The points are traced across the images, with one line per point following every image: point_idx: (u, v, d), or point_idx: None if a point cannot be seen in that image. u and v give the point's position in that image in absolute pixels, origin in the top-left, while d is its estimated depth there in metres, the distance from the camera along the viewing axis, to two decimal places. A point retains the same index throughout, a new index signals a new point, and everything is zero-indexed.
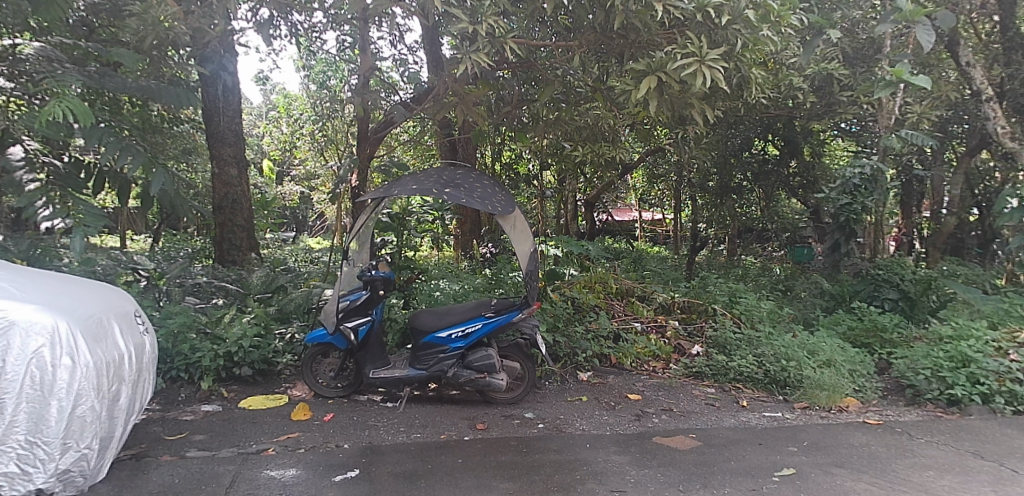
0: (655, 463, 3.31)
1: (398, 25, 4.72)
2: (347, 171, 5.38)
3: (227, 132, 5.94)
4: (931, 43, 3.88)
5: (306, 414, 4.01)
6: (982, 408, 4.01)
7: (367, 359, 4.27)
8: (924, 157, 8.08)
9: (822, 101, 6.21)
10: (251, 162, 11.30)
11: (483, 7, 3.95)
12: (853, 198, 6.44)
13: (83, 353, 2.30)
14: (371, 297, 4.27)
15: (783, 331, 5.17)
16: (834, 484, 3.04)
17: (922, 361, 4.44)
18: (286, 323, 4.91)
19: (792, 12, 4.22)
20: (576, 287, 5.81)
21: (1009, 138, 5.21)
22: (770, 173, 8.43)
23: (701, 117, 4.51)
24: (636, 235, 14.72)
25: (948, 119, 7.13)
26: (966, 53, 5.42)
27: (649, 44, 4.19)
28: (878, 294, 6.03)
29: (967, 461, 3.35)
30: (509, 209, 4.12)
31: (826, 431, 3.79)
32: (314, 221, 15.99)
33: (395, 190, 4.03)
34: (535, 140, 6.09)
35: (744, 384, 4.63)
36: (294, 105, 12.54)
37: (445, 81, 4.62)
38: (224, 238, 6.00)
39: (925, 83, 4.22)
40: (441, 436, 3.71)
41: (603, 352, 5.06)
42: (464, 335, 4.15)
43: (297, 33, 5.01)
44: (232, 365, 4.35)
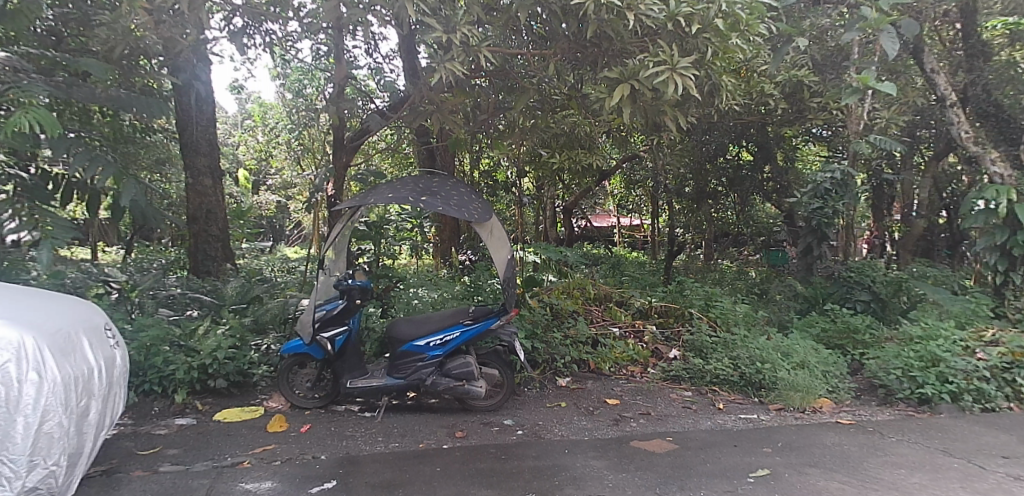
0: (633, 467, 3.32)
1: (373, 34, 4.73)
2: (322, 180, 5.35)
3: (201, 141, 5.88)
4: (895, 51, 4.08)
5: (282, 425, 3.96)
6: (951, 406, 4.09)
7: (344, 369, 4.23)
8: (894, 161, 8.29)
9: (792, 108, 6.30)
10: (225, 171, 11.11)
11: (456, 16, 4.00)
12: (824, 203, 6.57)
13: (50, 367, 2.26)
14: (348, 306, 4.25)
15: (758, 334, 5.23)
16: (808, 484, 3.08)
17: (893, 362, 4.52)
18: (262, 334, 4.85)
19: (761, 21, 4.30)
20: (555, 294, 5.82)
21: (972, 142, 5.45)
22: (745, 179, 8.54)
23: (673, 124, 4.59)
24: (615, 241, 14.83)
25: (914, 124, 7.30)
26: (931, 59, 5.54)
27: (623, 53, 4.25)
28: (849, 296, 6.14)
29: (936, 458, 3.41)
30: (486, 216, 4.12)
31: (800, 432, 3.84)
32: (290, 231, 15.75)
33: (370, 199, 4.03)
34: (512, 147, 6.10)
35: (720, 387, 4.67)
36: (271, 114, 12.47)
37: (421, 89, 4.61)
38: (198, 249, 5.92)
39: (891, 90, 4.37)
40: (420, 444, 3.69)
41: (582, 358, 5.08)
42: (443, 343, 4.14)
43: (272, 43, 4.99)
44: (206, 378, 4.29)
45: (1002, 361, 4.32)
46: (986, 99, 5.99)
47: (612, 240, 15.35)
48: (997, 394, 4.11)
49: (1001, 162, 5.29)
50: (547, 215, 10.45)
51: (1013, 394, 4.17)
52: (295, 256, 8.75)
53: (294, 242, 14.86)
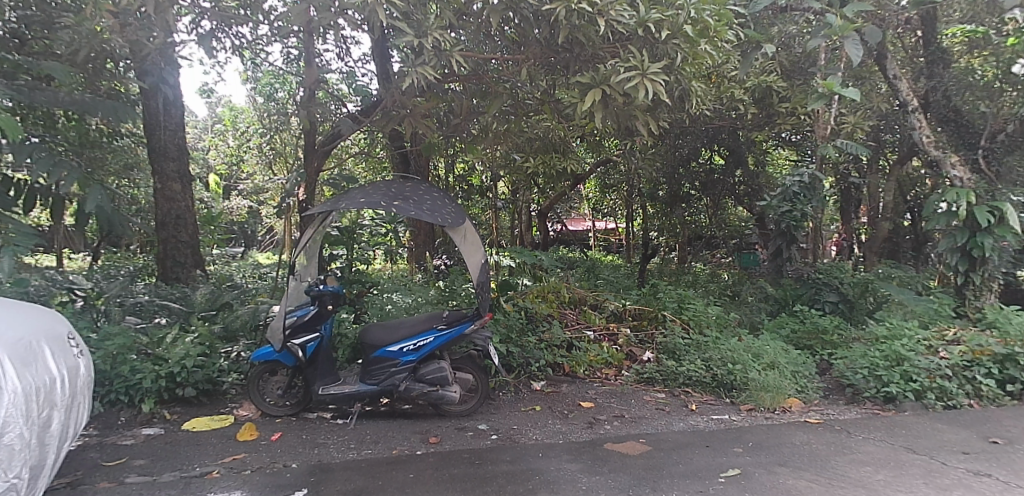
0: (606, 469, 3.34)
1: (344, 38, 4.71)
2: (293, 184, 5.28)
3: (170, 146, 5.79)
4: (859, 56, 4.12)
5: (252, 434, 3.91)
6: (916, 404, 4.18)
7: (316, 376, 4.19)
8: (860, 165, 8.50)
9: (762, 113, 6.41)
10: (195, 175, 10.90)
11: (428, 21, 3.99)
12: (793, 206, 6.70)
13: (11, 378, 2.20)
14: (319, 312, 4.21)
15: (729, 335, 5.30)
16: (777, 483, 3.12)
17: (860, 362, 4.61)
18: (232, 342, 4.78)
19: (728, 27, 4.34)
20: (529, 297, 5.81)
21: (932, 147, 5.61)
22: (717, 182, 8.66)
23: (644, 129, 4.63)
24: (590, 245, 14.92)
25: (879, 129, 7.48)
26: (893, 65, 5.66)
27: (593, 58, 4.29)
28: (818, 298, 6.25)
29: (901, 455, 3.49)
30: (459, 221, 4.12)
31: (771, 432, 3.89)
32: (262, 237, 15.52)
33: (342, 204, 4.00)
34: (486, 150, 6.10)
35: (693, 388, 4.72)
36: (242, 119, 12.35)
37: (392, 93, 4.59)
38: (167, 255, 5.82)
39: (854, 96, 4.48)
40: (393, 451, 3.67)
41: (556, 361, 5.10)
42: (416, 348, 4.11)
43: (241, 46, 4.95)
44: (174, 387, 4.21)
45: (963, 359, 4.43)
46: (946, 105, 6.14)
47: (587, 243, 15.39)
48: (959, 392, 4.21)
49: (960, 166, 5.48)
50: (523, 219, 10.44)
51: (974, 391, 4.28)
52: (266, 261, 8.63)
53: (266, 247, 14.59)
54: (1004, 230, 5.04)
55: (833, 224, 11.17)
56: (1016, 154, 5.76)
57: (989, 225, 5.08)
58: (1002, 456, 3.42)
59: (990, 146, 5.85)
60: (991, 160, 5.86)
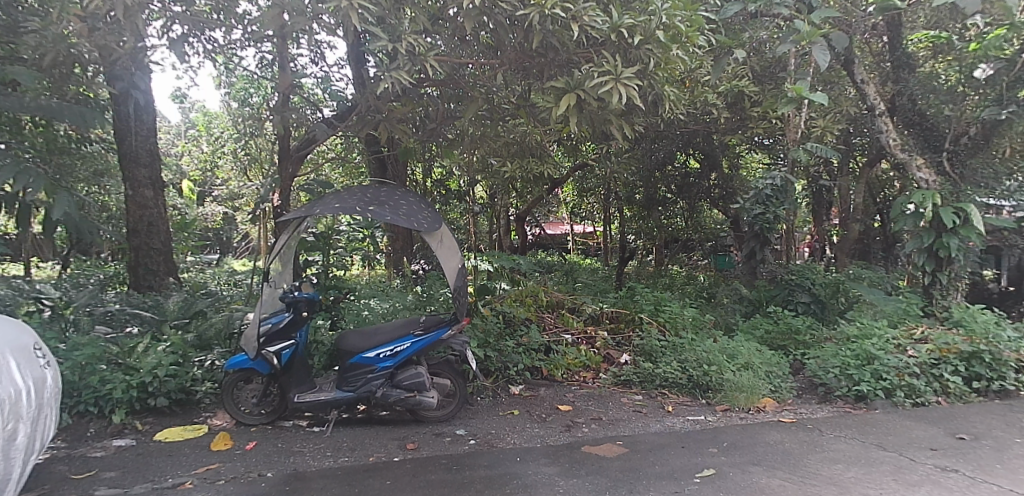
0: (583, 472, 3.36)
1: (318, 42, 4.69)
2: (267, 190, 5.20)
3: (141, 152, 5.71)
4: (827, 62, 4.20)
5: (226, 443, 3.86)
6: (886, 402, 4.27)
7: (291, 384, 4.16)
8: (831, 168, 8.65)
9: (735, 116, 6.52)
10: (168, 181, 10.73)
11: (402, 26, 3.98)
12: (766, 208, 6.83)
13: None
14: (294, 319, 4.19)
15: (704, 337, 5.35)
16: (751, 482, 3.15)
17: (831, 361, 4.70)
18: (206, 350, 4.71)
19: (700, 32, 4.40)
20: (507, 301, 5.82)
21: (899, 150, 5.76)
22: (693, 185, 8.78)
23: (618, 133, 4.68)
24: (568, 248, 15.01)
25: (848, 132, 7.63)
26: (860, 70, 5.78)
27: (567, 63, 4.33)
28: (791, 298, 6.34)
29: (872, 452, 3.55)
30: (436, 225, 4.12)
31: (744, 432, 3.94)
32: (237, 243, 15.30)
33: (316, 210, 3.97)
34: (463, 155, 6.11)
35: (670, 390, 4.77)
36: (216, 124, 12.23)
37: (367, 98, 4.57)
38: (139, 263, 5.72)
39: (822, 100, 4.58)
40: (370, 458, 3.64)
41: (535, 365, 5.11)
42: (393, 354, 4.09)
43: (214, 51, 4.92)
44: (146, 397, 4.14)
45: (930, 357, 4.54)
46: (912, 109, 6.28)
47: (567, 247, 15.46)
48: (927, 389, 4.31)
49: (926, 168, 5.64)
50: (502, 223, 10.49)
51: (941, 388, 4.38)
52: (241, 268, 8.52)
53: (242, 253, 14.40)
54: (969, 230, 5.17)
55: (806, 225, 11.37)
56: (978, 157, 5.93)
57: (954, 225, 5.21)
58: (968, 451, 3.50)
59: (954, 148, 6.00)
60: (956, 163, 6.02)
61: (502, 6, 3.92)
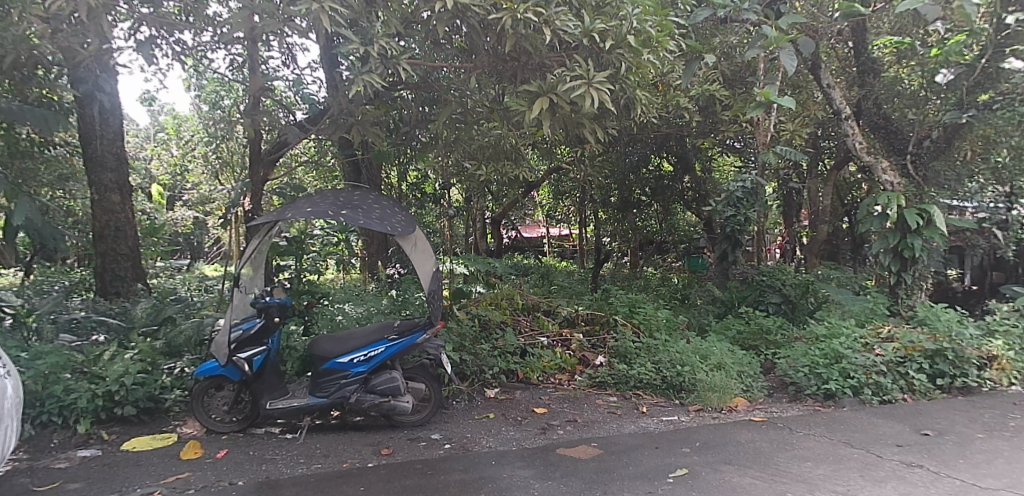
0: (558, 474, 3.37)
1: (289, 45, 4.65)
2: (238, 194, 5.12)
3: (107, 156, 5.60)
4: (793, 66, 4.29)
5: (197, 452, 3.79)
6: (854, 400, 4.36)
7: (263, 390, 4.10)
8: (801, 171, 8.83)
9: (707, 120, 6.62)
10: (137, 185, 10.50)
11: (374, 29, 3.96)
12: (737, 210, 6.95)
13: None
14: (266, 325, 4.14)
15: (678, 338, 5.41)
16: (723, 481, 3.20)
17: (801, 360, 4.79)
18: (175, 357, 4.63)
19: (670, 37, 4.46)
20: (482, 305, 5.81)
21: (864, 153, 5.90)
22: (667, 188, 8.97)
23: (592, 137, 4.70)
24: (545, 251, 15.07)
25: (816, 135, 7.79)
26: (826, 75, 5.90)
27: (539, 67, 4.35)
28: (762, 299, 6.44)
29: (840, 449, 3.62)
30: (410, 229, 4.10)
31: (717, 431, 4.00)
32: (208, 249, 15.02)
33: (288, 214, 3.93)
34: (438, 158, 6.11)
35: (644, 391, 4.81)
36: (186, 127, 12.03)
37: (339, 101, 4.52)
38: (105, 269, 5.60)
39: (790, 104, 4.67)
40: (343, 464, 3.61)
41: (510, 368, 5.12)
42: (367, 359, 4.05)
43: (183, 54, 4.85)
44: (113, 406, 4.04)
45: (896, 355, 4.64)
46: (877, 113, 6.50)
47: (544, 250, 15.51)
48: (893, 386, 4.41)
49: (891, 171, 5.79)
50: (478, 226, 10.50)
51: (907, 386, 4.48)
52: (212, 273, 8.39)
53: (214, 258, 14.14)
54: (932, 231, 5.31)
55: (778, 227, 11.59)
56: (941, 158, 6.05)
57: (918, 226, 5.34)
58: (932, 447, 3.60)
59: (917, 151, 6.17)
60: (919, 165, 6.19)
61: (475, 9, 3.94)
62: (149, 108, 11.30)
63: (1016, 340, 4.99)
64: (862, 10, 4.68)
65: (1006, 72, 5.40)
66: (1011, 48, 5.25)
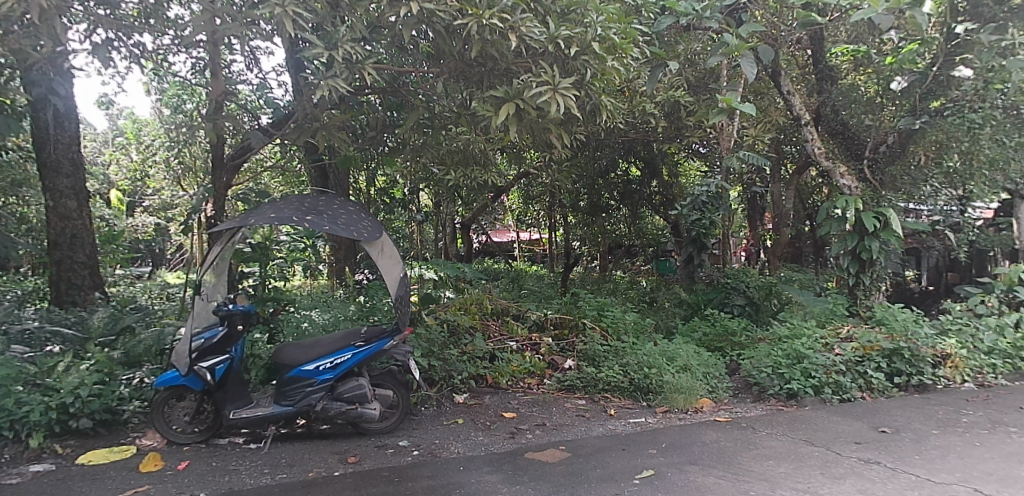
0: (526, 478, 3.38)
1: (253, 48, 4.59)
2: (200, 200, 5.02)
3: (62, 161, 5.44)
4: (753, 73, 4.39)
5: (156, 464, 3.69)
6: (815, 399, 4.46)
7: (226, 400, 4.02)
8: (765, 175, 9.04)
9: (673, 125, 6.73)
10: (94, 191, 10.18)
11: (338, 33, 3.92)
12: (703, 214, 7.11)
13: None
14: (229, 333, 4.07)
15: (645, 340, 5.48)
16: (687, 481, 3.24)
17: (764, 361, 4.90)
18: (134, 368, 4.52)
19: (634, 43, 4.52)
20: (451, 310, 5.80)
21: (824, 158, 6.07)
22: (635, 193, 9.10)
23: (558, 142, 4.73)
24: (515, 256, 15.12)
25: (779, 140, 7.98)
26: (786, 82, 6.05)
27: (506, 72, 4.36)
28: (727, 301, 6.55)
29: (801, 448, 3.70)
30: (376, 235, 4.07)
31: (683, 432, 4.05)
32: (169, 257, 14.64)
33: (251, 220, 3.87)
34: (406, 163, 6.11)
35: (612, 393, 4.86)
36: (146, 132, 11.76)
37: (304, 106, 4.49)
38: (60, 277, 5.44)
39: (750, 111, 4.78)
40: (308, 473, 3.55)
41: (479, 373, 5.13)
42: (333, 366, 4.01)
43: (143, 57, 4.75)
44: (67, 418, 3.91)
45: (855, 355, 4.76)
46: (835, 119, 6.69)
47: (513, 255, 15.57)
48: (852, 385, 4.53)
49: (849, 175, 5.97)
50: (448, 231, 10.50)
51: (866, 384, 4.61)
52: (173, 281, 8.20)
53: (176, 266, 13.76)
54: (888, 234, 5.49)
55: (743, 230, 11.85)
56: (896, 164, 6.23)
57: (875, 229, 5.51)
58: (889, 443, 3.70)
59: (874, 156, 6.37)
60: (875, 170, 6.39)
61: (440, 15, 3.93)
62: (108, 113, 11.01)
63: (968, 338, 5.17)
64: (818, 19, 4.81)
65: (956, 79, 5.58)
66: (961, 56, 5.43)
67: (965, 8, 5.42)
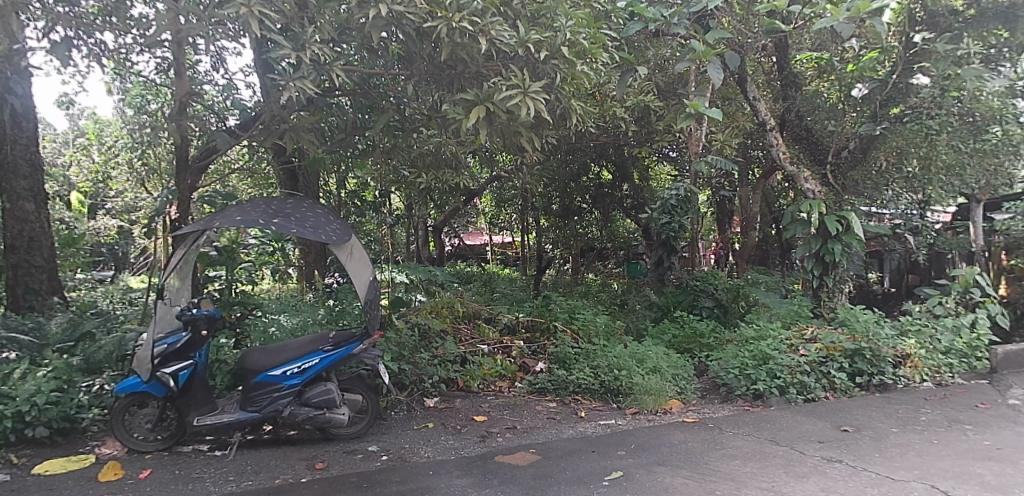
0: (496, 482, 3.37)
1: (219, 48, 4.53)
2: (163, 202, 4.92)
3: (19, 162, 5.28)
4: (720, 79, 4.48)
5: (116, 473, 3.60)
6: (780, 399, 4.56)
7: (190, 406, 3.94)
8: (732, 179, 9.22)
9: (643, 129, 6.82)
10: (53, 193, 9.87)
11: (306, 34, 3.87)
12: (672, 218, 7.21)
13: None
14: (193, 339, 3.99)
15: (616, 343, 5.54)
16: (656, 482, 3.27)
17: (731, 362, 4.99)
18: (94, 374, 4.40)
19: (604, 48, 4.59)
20: (423, 313, 5.78)
21: (789, 162, 6.22)
22: (606, 196, 9.19)
23: (529, 145, 4.76)
24: (488, 259, 15.14)
25: (746, 145, 8.15)
26: (752, 88, 6.17)
27: (476, 75, 4.33)
28: (696, 303, 6.65)
29: (766, 447, 3.77)
30: (345, 238, 4.03)
31: (651, 434, 4.09)
32: None
33: (216, 223, 3.80)
34: (376, 166, 6.09)
35: (583, 396, 4.89)
36: (109, 133, 11.47)
37: (271, 108, 4.44)
38: (17, 282, 5.27)
39: (717, 116, 4.87)
40: (274, 480, 3.50)
41: (450, 377, 5.13)
42: (301, 371, 3.95)
43: (104, 56, 4.65)
44: (22, 427, 3.80)
45: (819, 355, 4.86)
46: (799, 124, 6.86)
47: (486, 258, 15.60)
48: (816, 385, 4.63)
49: (812, 179, 6.12)
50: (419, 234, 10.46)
51: (829, 384, 4.71)
52: (136, 285, 8.00)
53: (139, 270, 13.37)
54: (850, 237, 5.63)
55: (712, 233, 12.06)
56: (857, 169, 6.45)
57: (838, 232, 5.65)
58: (850, 442, 3.79)
59: (837, 161, 6.55)
60: (838, 175, 6.57)
61: (410, 17, 3.91)
62: (68, 113, 10.70)
63: (926, 338, 5.32)
64: (783, 27, 4.91)
65: (914, 87, 5.82)
66: (919, 65, 5.61)
67: (923, 18, 5.56)
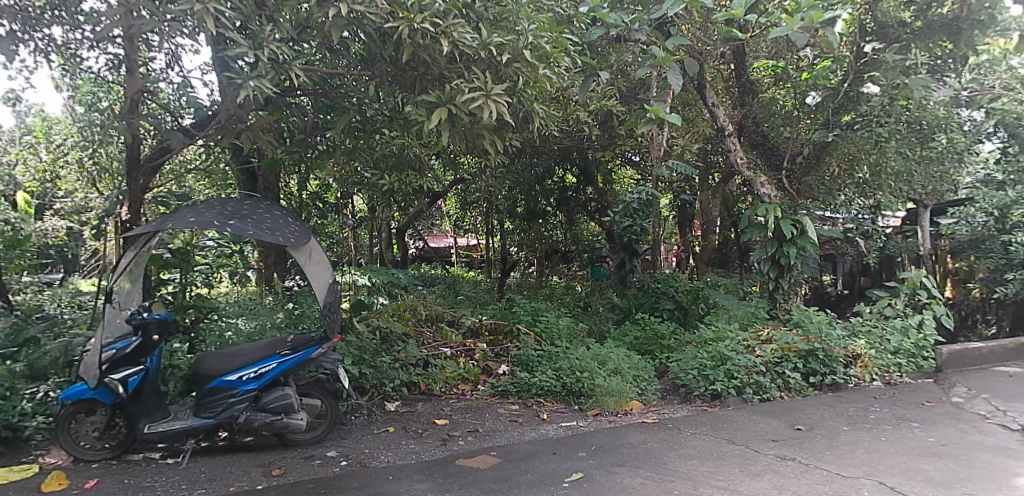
0: (456, 486, 3.36)
1: (174, 45, 4.42)
2: (113, 203, 4.78)
3: None
4: (679, 84, 4.57)
5: (61, 483, 3.48)
6: (737, 399, 4.66)
7: (140, 413, 3.81)
8: (693, 183, 9.43)
9: (606, 133, 6.89)
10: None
11: (264, 33, 3.79)
12: (633, 221, 7.33)
13: None
14: (143, 343, 3.87)
15: (578, 345, 5.58)
16: (615, 483, 3.30)
17: (691, 363, 5.08)
18: (38, 381, 4.25)
19: (565, 53, 4.67)
20: (384, 317, 5.73)
21: (746, 168, 6.36)
22: (570, 199, 9.31)
23: (491, 148, 4.76)
24: (453, 262, 15.10)
25: (707, 150, 8.33)
26: (711, 95, 6.31)
27: (438, 78, 4.29)
28: (658, 305, 6.76)
29: (722, 446, 3.85)
30: (304, 240, 3.96)
31: (612, 435, 4.13)
32: None
33: (169, 224, 3.70)
34: (337, 167, 6.01)
35: (545, 398, 4.92)
36: (57, 131, 11.00)
37: (226, 107, 4.34)
38: None
39: (676, 122, 4.96)
40: (229, 488, 3.43)
41: (412, 381, 5.10)
42: (257, 376, 3.86)
43: (50, 51, 4.48)
44: None
45: (774, 356, 4.98)
46: (756, 131, 7.04)
47: (452, 261, 15.56)
48: (772, 385, 4.74)
49: (768, 185, 6.28)
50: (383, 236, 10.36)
51: (784, 384, 4.83)
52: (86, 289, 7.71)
53: None
54: (805, 241, 5.80)
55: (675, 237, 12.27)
56: (810, 175, 6.70)
57: (793, 236, 5.81)
58: (804, 441, 3.89)
59: (792, 167, 6.75)
60: (793, 180, 6.79)
61: (370, 17, 3.86)
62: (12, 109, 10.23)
63: (876, 338, 5.51)
64: (739, 35, 5.02)
65: (865, 95, 5.99)
66: (869, 74, 5.82)
67: (873, 28, 5.84)
